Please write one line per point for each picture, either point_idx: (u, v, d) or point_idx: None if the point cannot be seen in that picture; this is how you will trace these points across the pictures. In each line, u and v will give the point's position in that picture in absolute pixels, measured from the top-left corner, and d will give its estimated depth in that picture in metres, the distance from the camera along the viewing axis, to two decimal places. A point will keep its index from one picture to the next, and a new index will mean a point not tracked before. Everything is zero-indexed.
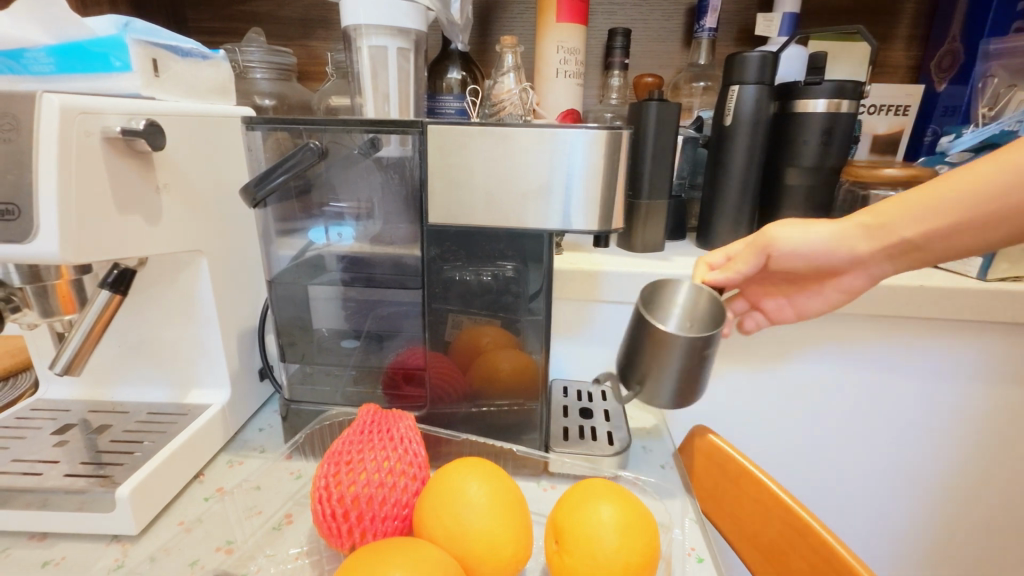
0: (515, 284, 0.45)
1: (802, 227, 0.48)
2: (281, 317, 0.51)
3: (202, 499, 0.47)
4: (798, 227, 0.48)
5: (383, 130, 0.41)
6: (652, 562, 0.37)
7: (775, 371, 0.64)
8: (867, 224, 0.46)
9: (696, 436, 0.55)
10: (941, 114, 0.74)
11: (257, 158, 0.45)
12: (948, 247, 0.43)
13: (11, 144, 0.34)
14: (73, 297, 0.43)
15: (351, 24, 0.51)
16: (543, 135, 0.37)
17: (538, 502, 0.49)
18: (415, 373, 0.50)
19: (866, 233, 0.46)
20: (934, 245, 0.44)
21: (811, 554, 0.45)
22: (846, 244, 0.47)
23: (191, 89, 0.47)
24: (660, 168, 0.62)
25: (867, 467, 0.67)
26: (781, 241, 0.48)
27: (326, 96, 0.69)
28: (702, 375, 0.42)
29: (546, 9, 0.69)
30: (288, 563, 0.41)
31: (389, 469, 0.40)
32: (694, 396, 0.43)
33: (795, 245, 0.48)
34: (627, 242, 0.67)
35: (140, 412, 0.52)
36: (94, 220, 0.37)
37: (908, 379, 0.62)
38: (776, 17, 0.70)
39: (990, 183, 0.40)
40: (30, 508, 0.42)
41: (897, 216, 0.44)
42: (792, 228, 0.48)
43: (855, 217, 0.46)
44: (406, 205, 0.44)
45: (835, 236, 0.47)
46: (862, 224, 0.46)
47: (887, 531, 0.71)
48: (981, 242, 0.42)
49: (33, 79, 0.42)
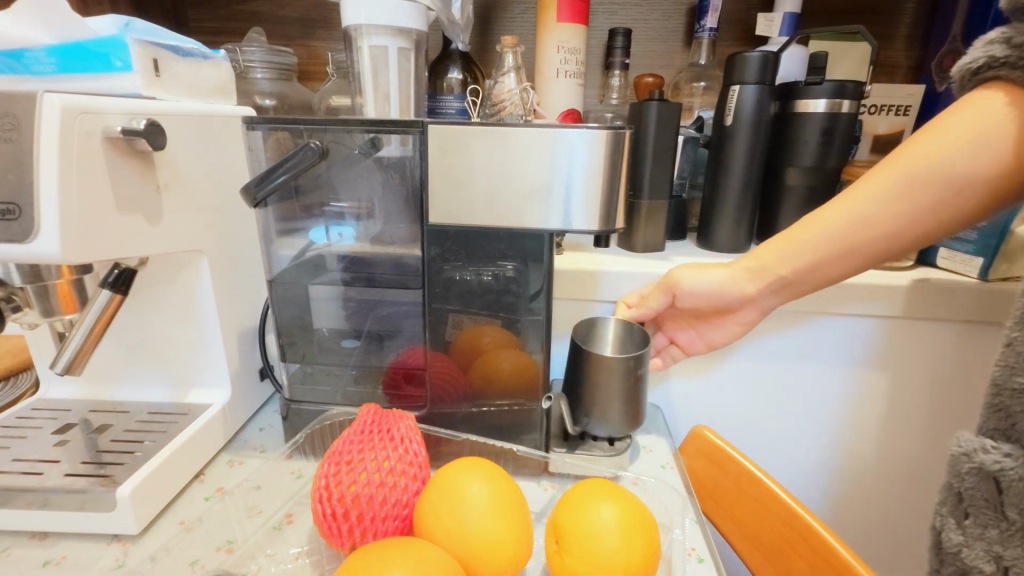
0: (516, 284, 0.45)
1: (696, 273, 0.55)
2: (282, 316, 0.50)
3: (203, 499, 0.47)
4: (696, 275, 0.55)
5: (384, 130, 0.41)
6: (653, 562, 0.37)
7: (776, 371, 0.64)
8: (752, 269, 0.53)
9: (696, 436, 0.56)
10: None
11: (258, 158, 0.45)
12: (821, 276, 0.51)
13: (12, 144, 0.35)
14: (74, 297, 0.43)
15: (351, 24, 0.51)
16: (544, 135, 0.38)
17: (538, 502, 0.49)
18: (415, 373, 0.51)
19: (752, 276, 0.53)
20: (809, 277, 0.51)
21: (812, 555, 0.45)
22: (735, 286, 0.54)
23: (193, 89, 0.47)
24: (660, 168, 0.62)
25: (869, 467, 0.67)
26: (685, 283, 0.55)
27: (327, 95, 0.69)
28: (643, 393, 0.51)
29: (547, 9, 0.69)
30: (288, 562, 0.41)
31: (390, 469, 0.40)
32: (637, 415, 0.51)
33: (693, 289, 0.55)
34: (627, 242, 0.67)
35: (140, 412, 0.52)
36: (94, 219, 0.37)
37: (909, 379, 0.62)
38: (777, 18, 0.71)
39: (842, 223, 0.47)
40: (31, 507, 0.42)
41: (774, 259, 0.51)
42: (690, 274, 0.55)
43: (742, 263, 0.54)
44: (406, 204, 0.44)
45: (729, 281, 0.54)
46: (748, 269, 0.53)
47: (892, 534, 0.71)
48: (847, 268, 0.50)
49: (33, 79, 0.42)
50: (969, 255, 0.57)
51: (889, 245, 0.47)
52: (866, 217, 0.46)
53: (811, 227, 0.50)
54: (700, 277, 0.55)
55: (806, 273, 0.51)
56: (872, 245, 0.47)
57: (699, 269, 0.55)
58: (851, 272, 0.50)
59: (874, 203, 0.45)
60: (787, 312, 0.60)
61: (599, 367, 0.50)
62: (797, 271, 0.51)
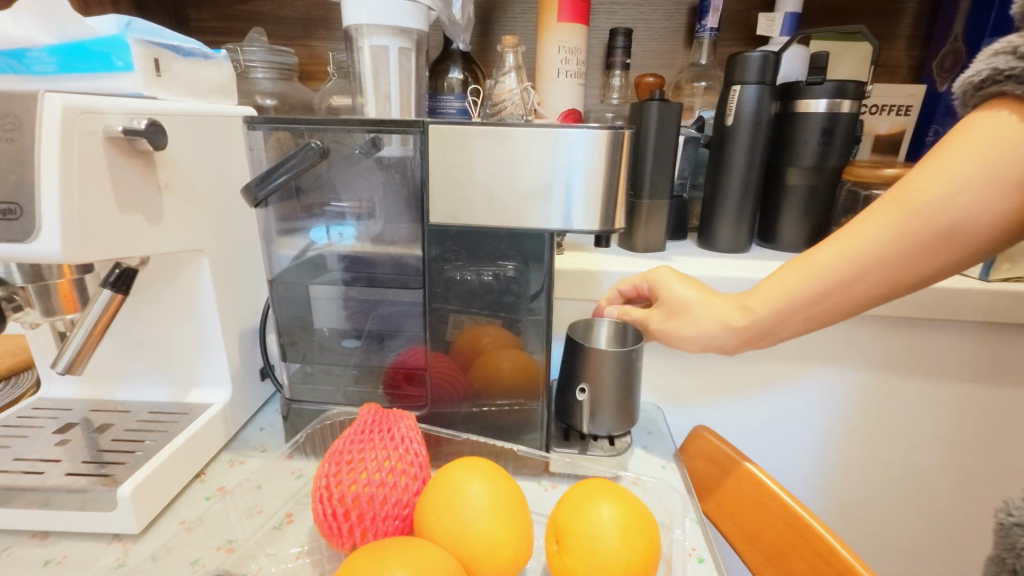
0: (517, 284, 0.45)
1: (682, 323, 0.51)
2: (283, 316, 0.51)
3: (204, 498, 0.47)
4: (681, 322, 0.50)
5: (385, 130, 0.41)
6: (653, 562, 0.37)
7: (776, 371, 0.64)
8: (739, 324, 0.47)
9: (695, 438, 0.57)
10: (943, 115, 0.71)
11: (258, 158, 0.45)
12: (813, 325, 0.46)
13: (13, 144, 0.35)
14: (75, 297, 0.43)
15: (352, 23, 0.51)
16: (545, 135, 0.38)
17: (539, 502, 0.49)
18: (415, 373, 0.50)
19: (739, 331, 0.47)
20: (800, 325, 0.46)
21: (813, 556, 0.44)
22: (718, 340, 0.49)
23: (195, 90, 0.47)
24: (661, 167, 0.62)
25: (871, 469, 0.67)
26: (670, 336, 0.51)
27: (328, 95, 0.69)
28: (638, 392, 0.51)
29: (547, 9, 0.69)
30: (289, 562, 0.41)
31: (391, 469, 0.40)
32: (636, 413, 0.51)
33: (676, 340, 0.51)
34: (628, 241, 0.67)
35: (142, 411, 0.52)
36: (95, 219, 0.37)
37: (908, 379, 0.62)
38: (778, 18, 0.71)
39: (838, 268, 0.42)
40: (32, 506, 0.42)
41: (762, 311, 0.46)
42: (675, 323, 0.51)
43: (728, 312, 0.48)
44: (407, 204, 0.44)
45: (713, 334, 0.49)
46: (735, 322, 0.47)
47: (894, 534, 0.70)
48: (841, 314, 0.45)
49: (35, 79, 0.42)
50: None
51: (888, 288, 0.42)
52: (864, 259, 0.41)
53: (801, 274, 0.44)
54: (683, 333, 0.50)
55: (799, 322, 0.45)
56: (869, 291, 0.42)
57: (685, 312, 0.50)
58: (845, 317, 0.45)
59: (872, 248, 0.41)
60: None
61: (600, 366, 0.50)
62: (788, 321, 0.46)
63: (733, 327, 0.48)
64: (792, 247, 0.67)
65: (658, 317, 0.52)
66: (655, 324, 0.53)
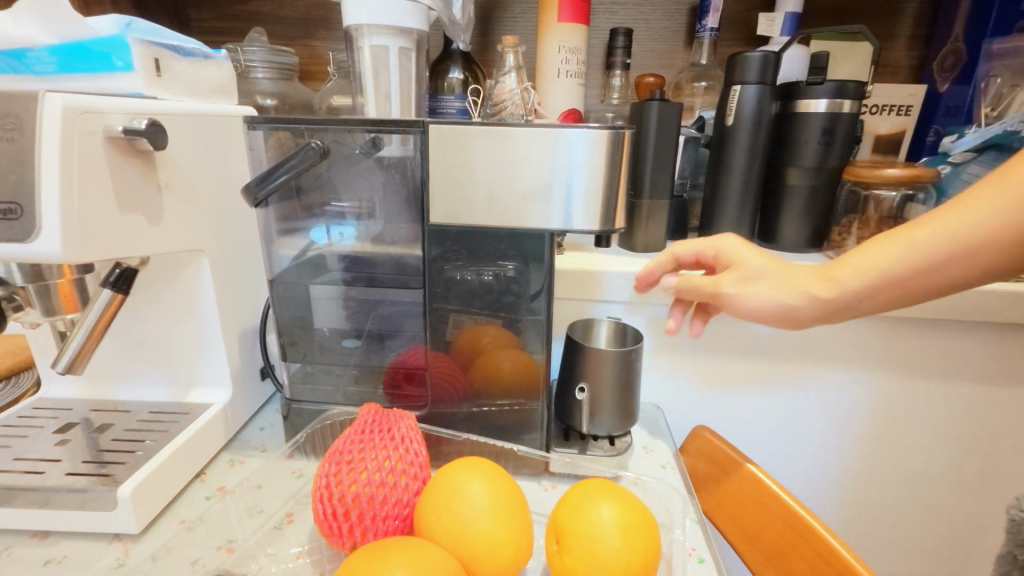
0: (517, 284, 0.45)
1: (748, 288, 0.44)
2: (283, 316, 0.51)
3: (204, 498, 0.47)
4: (753, 285, 0.44)
5: (385, 130, 0.41)
6: (653, 562, 0.37)
7: (776, 371, 0.64)
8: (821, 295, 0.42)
9: (697, 437, 0.57)
10: (944, 115, 0.73)
11: (258, 158, 0.46)
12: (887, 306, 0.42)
13: (13, 144, 0.35)
14: (75, 297, 0.43)
15: (352, 23, 0.51)
16: (545, 135, 0.38)
17: (538, 502, 0.49)
18: (416, 373, 0.50)
19: (817, 301, 0.42)
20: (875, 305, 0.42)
21: (813, 556, 0.44)
22: (794, 309, 0.43)
23: (195, 90, 0.47)
24: (662, 167, 0.62)
25: (872, 469, 0.67)
26: (737, 301, 0.45)
27: (328, 95, 0.69)
28: (638, 392, 0.51)
29: (548, 9, 0.69)
30: (289, 561, 0.41)
31: (391, 469, 0.40)
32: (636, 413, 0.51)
33: (741, 307, 0.45)
34: (628, 241, 0.67)
35: (142, 411, 0.52)
36: (96, 219, 0.37)
37: (908, 379, 0.62)
38: (778, 18, 0.71)
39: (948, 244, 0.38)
40: (32, 506, 0.42)
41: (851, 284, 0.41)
42: (745, 285, 0.45)
43: (801, 279, 0.43)
44: (407, 204, 0.44)
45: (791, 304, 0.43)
46: (817, 293, 0.42)
47: (896, 536, 0.70)
48: (918, 299, 0.41)
49: (35, 79, 0.42)
50: None
51: (984, 274, 0.39)
52: (967, 239, 0.37)
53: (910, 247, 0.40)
54: (751, 297, 0.44)
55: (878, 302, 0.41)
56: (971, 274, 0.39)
57: (756, 273, 0.45)
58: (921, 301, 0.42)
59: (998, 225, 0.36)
60: None
61: (600, 366, 0.50)
62: (870, 300, 0.41)
63: (813, 297, 0.42)
64: (791, 247, 0.67)
65: (730, 282, 0.45)
66: (725, 289, 0.46)
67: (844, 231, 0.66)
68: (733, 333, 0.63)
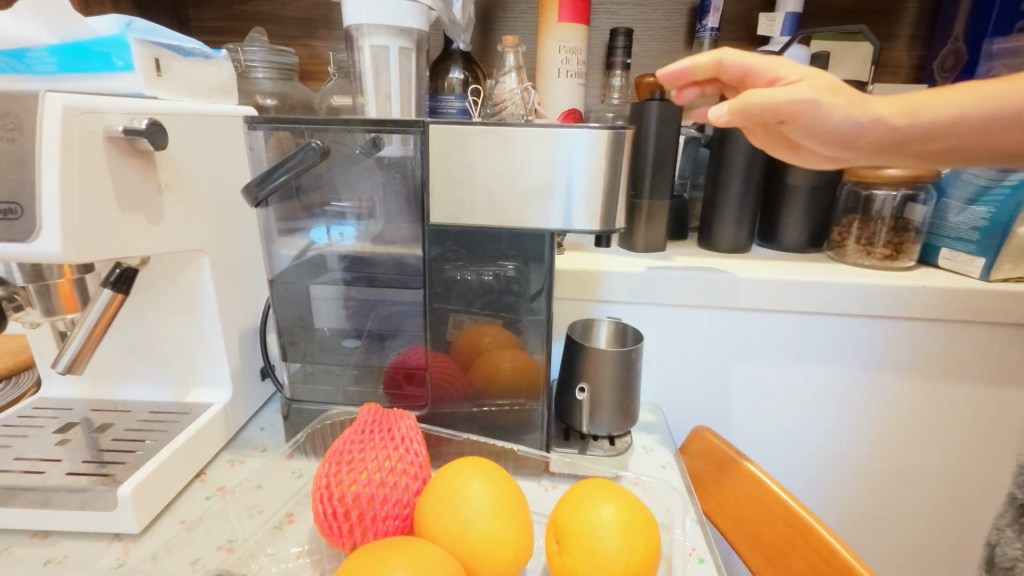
0: (517, 284, 0.45)
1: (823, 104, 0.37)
2: (283, 316, 0.51)
3: (204, 498, 0.47)
4: (828, 91, 0.37)
5: (385, 130, 0.41)
6: (653, 562, 0.37)
7: (776, 371, 0.64)
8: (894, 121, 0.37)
9: (698, 437, 0.57)
10: None
11: (258, 157, 0.46)
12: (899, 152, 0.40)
13: (13, 144, 0.35)
14: (75, 296, 0.43)
15: (353, 23, 0.51)
16: (545, 135, 0.38)
17: (539, 502, 0.49)
18: (415, 372, 0.50)
19: (881, 124, 0.37)
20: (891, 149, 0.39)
21: (813, 556, 0.44)
22: (857, 133, 0.38)
23: (196, 90, 0.47)
24: (662, 168, 0.62)
25: (873, 469, 0.67)
26: (816, 112, 0.37)
27: (328, 95, 0.69)
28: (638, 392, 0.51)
29: (548, 9, 0.69)
30: (289, 561, 0.41)
31: (391, 469, 0.40)
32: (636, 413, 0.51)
33: (814, 120, 0.37)
34: (628, 241, 0.67)
35: (142, 410, 0.52)
36: (96, 219, 0.37)
37: (908, 380, 0.62)
38: (778, 18, 0.71)
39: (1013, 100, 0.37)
40: (33, 506, 0.42)
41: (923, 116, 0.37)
42: (824, 91, 0.37)
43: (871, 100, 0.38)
44: (407, 204, 0.44)
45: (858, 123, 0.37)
46: (887, 117, 0.37)
47: (899, 537, 0.70)
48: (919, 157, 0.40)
49: (36, 79, 0.42)
50: (970, 254, 0.58)
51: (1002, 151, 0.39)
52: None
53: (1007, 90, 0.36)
54: (832, 108, 0.37)
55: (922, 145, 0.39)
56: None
57: (828, 83, 0.37)
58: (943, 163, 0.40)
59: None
60: (787, 312, 0.60)
61: (600, 366, 0.50)
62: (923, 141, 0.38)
63: (880, 120, 0.37)
64: (793, 248, 0.69)
65: (813, 88, 0.37)
66: (811, 97, 0.37)
67: (844, 231, 0.65)
68: (732, 333, 0.63)
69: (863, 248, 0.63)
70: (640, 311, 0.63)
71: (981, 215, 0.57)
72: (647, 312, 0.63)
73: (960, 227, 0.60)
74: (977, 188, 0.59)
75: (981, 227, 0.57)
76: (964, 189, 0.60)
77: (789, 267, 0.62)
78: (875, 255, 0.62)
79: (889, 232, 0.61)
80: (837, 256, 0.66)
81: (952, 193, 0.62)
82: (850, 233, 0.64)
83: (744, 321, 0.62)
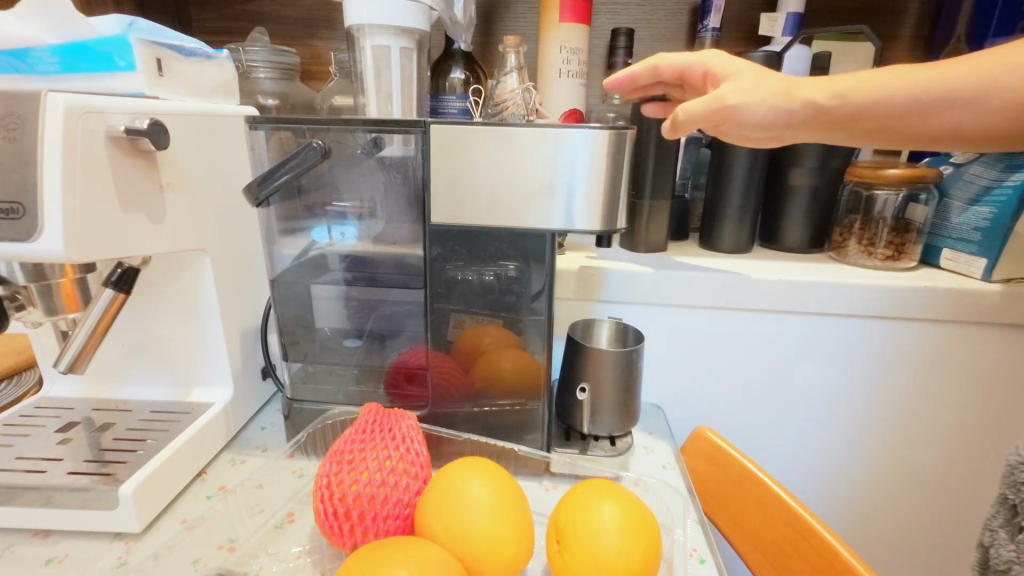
0: (518, 284, 0.45)
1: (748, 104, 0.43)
2: (284, 315, 0.51)
3: (205, 496, 0.47)
4: (748, 91, 0.43)
5: (387, 130, 0.41)
6: (654, 563, 0.37)
7: (778, 370, 0.64)
8: (823, 106, 0.42)
9: (699, 437, 0.56)
10: None
11: (260, 157, 0.45)
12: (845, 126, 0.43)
13: (16, 143, 0.35)
14: (77, 296, 0.43)
15: (354, 23, 0.51)
16: (546, 134, 0.37)
17: (540, 502, 0.49)
18: (417, 372, 0.50)
19: (812, 108, 0.42)
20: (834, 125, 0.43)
21: (812, 556, 0.45)
22: (789, 117, 0.43)
23: (197, 89, 0.47)
24: (663, 168, 0.62)
25: (878, 468, 0.66)
26: (738, 114, 0.43)
27: (330, 95, 0.69)
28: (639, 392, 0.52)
29: (549, 9, 0.69)
30: (290, 561, 0.41)
31: (392, 468, 0.40)
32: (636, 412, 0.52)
33: (737, 117, 0.44)
34: (630, 241, 0.67)
35: (144, 410, 0.52)
36: (98, 218, 0.37)
37: (911, 381, 0.62)
38: (780, 17, 0.70)
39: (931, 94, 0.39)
40: (35, 504, 0.42)
41: (851, 100, 0.42)
42: (742, 92, 0.43)
43: (801, 89, 0.43)
44: (408, 204, 0.44)
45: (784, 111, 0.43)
46: (818, 102, 0.42)
47: (903, 536, 0.69)
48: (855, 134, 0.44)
49: (39, 78, 0.43)
50: (972, 256, 0.58)
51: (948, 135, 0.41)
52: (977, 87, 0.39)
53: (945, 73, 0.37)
54: (752, 106, 0.43)
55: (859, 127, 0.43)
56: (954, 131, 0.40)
57: (754, 82, 0.43)
58: (887, 145, 0.44)
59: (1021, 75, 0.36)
60: (788, 311, 0.60)
61: (601, 366, 0.50)
62: (856, 123, 0.43)
63: (810, 105, 0.42)
64: (794, 248, 0.68)
65: (732, 92, 0.43)
66: (730, 101, 0.43)
67: (845, 231, 0.64)
68: (734, 334, 0.63)
69: (864, 248, 0.63)
70: (641, 311, 0.63)
71: (982, 215, 0.57)
72: (648, 312, 0.63)
73: (962, 228, 0.60)
74: (979, 188, 0.59)
75: (983, 227, 0.57)
76: (966, 190, 0.60)
77: (790, 267, 0.62)
78: (877, 256, 0.62)
79: (891, 232, 0.61)
80: (838, 256, 0.66)
81: (954, 193, 0.62)
82: (852, 233, 0.64)
83: (746, 321, 0.62)
